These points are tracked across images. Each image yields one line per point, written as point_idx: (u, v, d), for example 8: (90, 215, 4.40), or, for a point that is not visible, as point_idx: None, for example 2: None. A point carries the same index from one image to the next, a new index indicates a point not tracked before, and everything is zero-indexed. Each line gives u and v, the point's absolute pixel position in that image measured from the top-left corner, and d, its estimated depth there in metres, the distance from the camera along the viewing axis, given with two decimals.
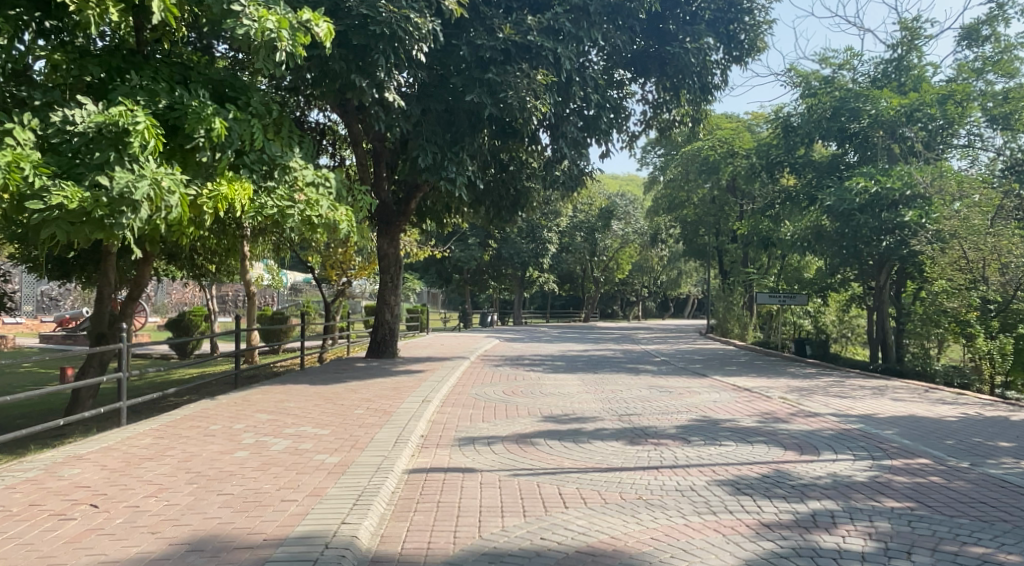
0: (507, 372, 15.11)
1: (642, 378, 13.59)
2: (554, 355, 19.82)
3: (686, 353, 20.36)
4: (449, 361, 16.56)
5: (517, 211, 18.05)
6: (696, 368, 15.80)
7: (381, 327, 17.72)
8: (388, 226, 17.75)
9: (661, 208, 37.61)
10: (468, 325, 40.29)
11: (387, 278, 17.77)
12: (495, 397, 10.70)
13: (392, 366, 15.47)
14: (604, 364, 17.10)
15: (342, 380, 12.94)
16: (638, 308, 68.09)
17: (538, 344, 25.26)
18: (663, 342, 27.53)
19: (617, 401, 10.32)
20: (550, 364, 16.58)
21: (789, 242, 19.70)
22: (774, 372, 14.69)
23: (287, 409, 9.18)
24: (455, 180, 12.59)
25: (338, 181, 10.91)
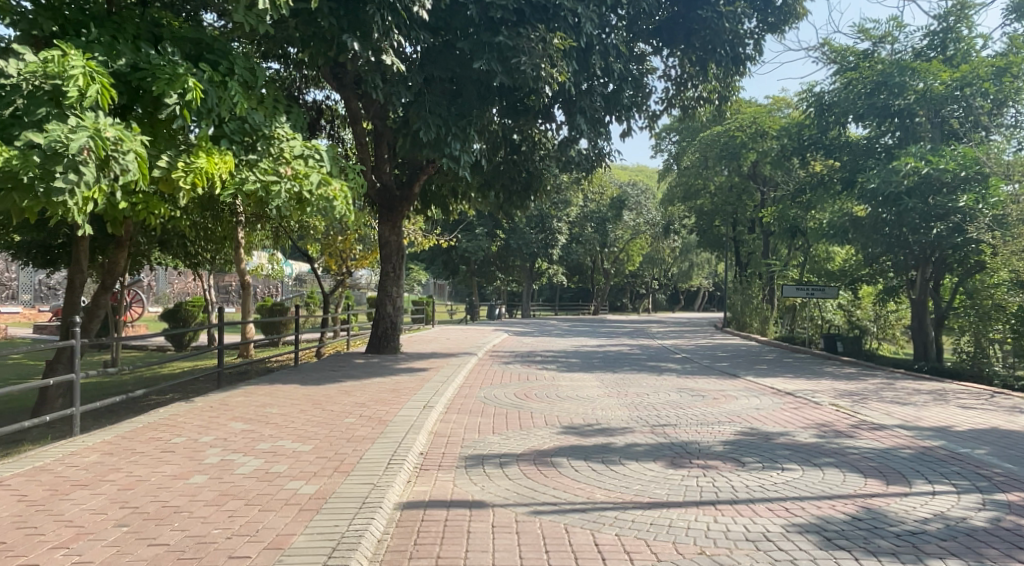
0: (518, 371, 13.84)
1: (668, 379, 12.30)
2: (567, 352, 18.54)
3: (709, 350, 19.02)
4: (455, 358, 15.30)
5: (529, 196, 16.77)
6: (724, 367, 14.50)
7: (382, 320, 16.45)
8: (389, 212, 16.51)
9: (676, 197, 36.22)
10: (475, 318, 39.13)
11: (389, 268, 16.50)
12: (506, 401, 9.45)
13: (393, 363, 14.23)
14: (623, 361, 15.82)
15: (335, 379, 11.70)
16: (649, 301, 66.79)
17: (549, 339, 24.01)
18: (680, 337, 26.20)
19: (646, 407, 9.03)
20: (564, 362, 15.32)
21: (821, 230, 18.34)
22: (812, 373, 13.37)
23: (267, 417, 7.93)
24: (459, 158, 11.37)
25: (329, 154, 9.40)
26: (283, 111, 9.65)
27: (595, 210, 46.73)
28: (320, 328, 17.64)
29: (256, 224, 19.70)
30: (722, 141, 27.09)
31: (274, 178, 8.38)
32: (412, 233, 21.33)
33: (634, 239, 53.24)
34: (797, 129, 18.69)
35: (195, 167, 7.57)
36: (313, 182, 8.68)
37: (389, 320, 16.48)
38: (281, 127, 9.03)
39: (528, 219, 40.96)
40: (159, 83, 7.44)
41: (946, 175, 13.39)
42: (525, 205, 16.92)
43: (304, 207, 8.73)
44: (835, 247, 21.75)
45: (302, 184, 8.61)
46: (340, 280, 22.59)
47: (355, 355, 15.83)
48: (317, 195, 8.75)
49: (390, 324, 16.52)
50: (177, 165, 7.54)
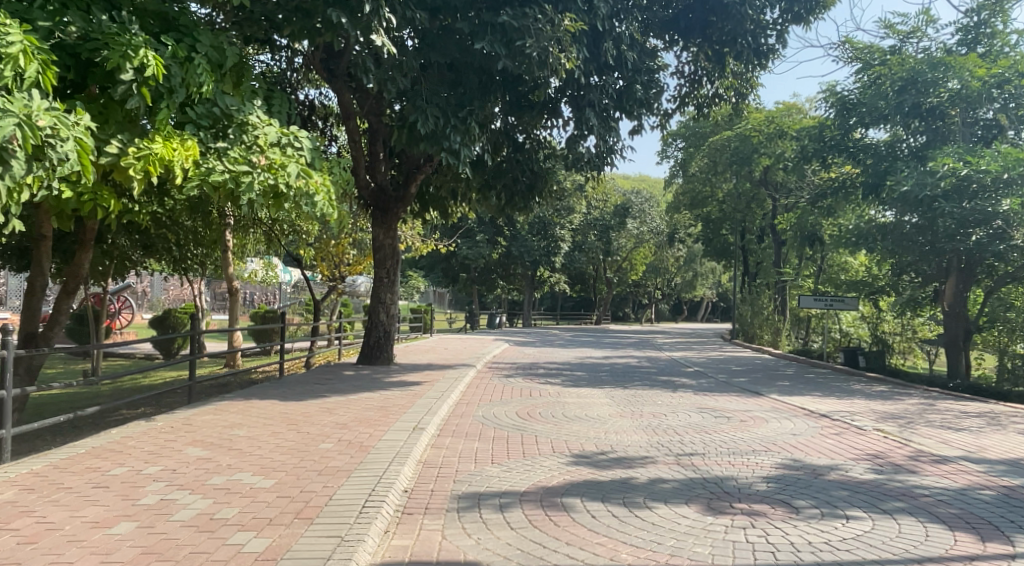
0: (519, 385, 12.77)
1: (685, 396, 11.20)
2: (570, 364, 17.44)
3: (723, 364, 17.88)
4: (452, 370, 14.20)
5: (534, 197, 15.62)
6: (743, 383, 13.40)
7: (373, 329, 15.35)
8: (384, 214, 15.48)
9: (682, 204, 35.20)
10: (475, 327, 38.02)
11: (382, 273, 15.45)
12: (507, 422, 8.37)
13: (385, 375, 13.14)
14: (633, 375, 14.70)
15: (319, 393, 10.61)
16: (651, 311, 65.66)
17: (552, 350, 22.89)
18: (688, 349, 25.10)
19: (667, 432, 7.93)
20: (570, 375, 14.23)
21: (842, 237, 17.29)
22: (839, 390, 12.28)
23: (230, 440, 6.85)
24: (459, 153, 10.27)
25: (312, 143, 8.23)
26: (261, 97, 8.52)
27: (599, 218, 45.75)
28: (310, 337, 16.57)
29: (244, 227, 18.69)
30: (734, 145, 26.07)
31: (245, 168, 7.18)
32: (408, 237, 20.27)
33: (638, 248, 52.21)
34: (819, 130, 17.65)
35: (146, 153, 6.48)
36: (290, 173, 7.44)
37: (382, 329, 15.38)
38: (256, 113, 7.89)
39: (530, 225, 39.92)
40: (109, 54, 6.34)
41: (987, 177, 12.35)
42: (530, 209, 15.79)
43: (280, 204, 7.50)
44: (852, 256, 20.70)
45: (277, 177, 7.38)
46: (332, 285, 21.52)
47: (345, 366, 14.72)
48: (294, 191, 7.50)
49: (383, 333, 15.41)
50: (129, 151, 6.45)
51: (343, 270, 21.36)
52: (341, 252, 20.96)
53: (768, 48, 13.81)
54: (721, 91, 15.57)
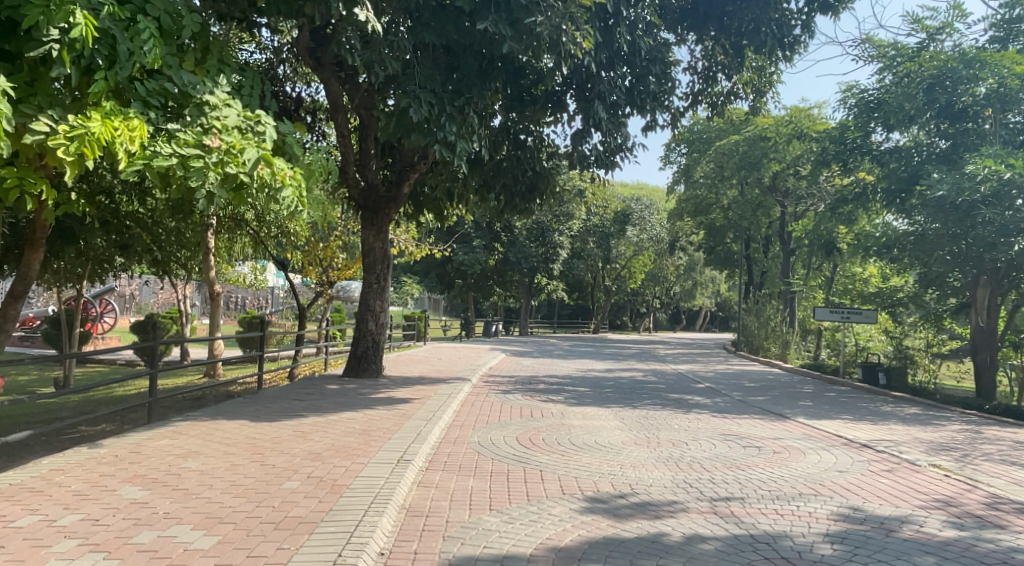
0: (518, 402, 11.68)
1: (702, 418, 10.12)
2: (572, 377, 16.33)
3: (734, 379, 16.80)
4: (446, 385, 13.08)
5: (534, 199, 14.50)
6: (762, 403, 12.33)
7: (361, 338, 14.23)
8: (374, 214, 14.39)
9: (686, 211, 34.19)
10: (471, 335, 36.96)
11: (372, 278, 14.38)
12: (507, 452, 7.27)
13: (372, 391, 12.02)
14: (642, 391, 13.63)
15: (296, 412, 9.49)
16: (650, 320, 64.66)
17: (551, 361, 21.80)
18: (693, 361, 24.04)
19: (692, 467, 6.84)
20: (573, 391, 13.14)
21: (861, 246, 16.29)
22: (869, 413, 11.22)
23: (177, 477, 5.75)
24: (455, 146, 9.23)
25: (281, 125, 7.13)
26: (229, 76, 7.55)
27: (599, 225, 44.80)
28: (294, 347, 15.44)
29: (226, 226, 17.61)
30: (742, 150, 25.11)
31: (197, 152, 6.16)
32: (401, 240, 19.21)
33: (638, 256, 51.27)
34: (840, 132, 16.65)
35: (82, 131, 5.36)
36: (249, 157, 6.36)
37: (370, 338, 14.24)
38: (218, 92, 6.91)
39: (528, 232, 38.94)
40: (27, 9, 5.23)
41: None
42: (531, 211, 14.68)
43: (242, 196, 6.46)
44: (867, 265, 19.70)
45: (235, 164, 6.31)
46: (319, 290, 20.42)
47: (331, 379, 13.58)
48: (258, 181, 6.40)
49: (372, 343, 14.26)
50: (59, 128, 5.29)
51: (330, 274, 20.28)
52: (329, 255, 19.88)
53: (793, 39, 12.83)
54: (738, 87, 14.60)
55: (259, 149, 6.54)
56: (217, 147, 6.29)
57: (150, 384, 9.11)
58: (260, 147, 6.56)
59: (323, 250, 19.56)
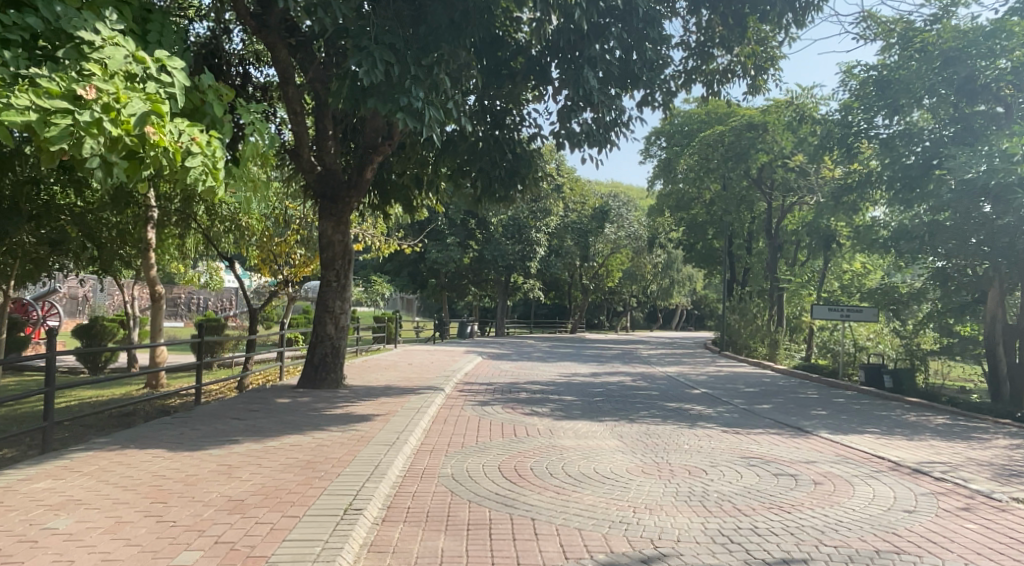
0: (498, 416, 10.16)
1: (712, 435, 8.69)
2: (555, 384, 14.83)
3: (730, 384, 15.46)
4: (415, 396, 11.49)
5: (516, 185, 12.94)
6: (772, 413, 10.95)
7: (318, 344, 12.51)
8: (333, 204, 12.71)
9: (667, 205, 33.00)
10: (444, 336, 35.32)
11: (331, 276, 12.72)
12: (489, 491, 5.75)
13: (330, 405, 10.40)
14: (635, 400, 12.19)
15: (231, 436, 7.85)
16: (626, 319, 63.62)
17: (530, 364, 20.32)
18: (679, 363, 22.74)
19: (725, 510, 5.33)
20: (559, 401, 11.65)
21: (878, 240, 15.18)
22: (894, 424, 9.92)
23: (31, 547, 4.14)
24: (423, 113, 7.66)
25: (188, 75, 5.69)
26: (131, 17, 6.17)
27: (577, 221, 43.48)
28: (244, 355, 13.73)
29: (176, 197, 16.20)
30: (729, 140, 23.94)
31: (63, 105, 4.76)
32: (365, 234, 17.62)
33: (615, 253, 50.14)
34: (843, 116, 15.45)
35: None
36: (134, 111, 4.93)
37: (328, 343, 12.53)
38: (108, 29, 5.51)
39: (503, 228, 37.45)
40: None
41: None
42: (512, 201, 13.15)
43: (135, 167, 5.07)
44: (866, 259, 18.55)
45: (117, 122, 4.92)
46: (274, 290, 18.75)
47: (282, 391, 11.90)
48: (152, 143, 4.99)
49: (330, 349, 12.53)
50: None
51: (286, 271, 18.61)
52: (285, 252, 18.27)
53: (803, 3, 11.50)
54: (737, 62, 13.22)
55: (151, 101, 5.13)
56: (93, 98, 4.87)
57: (45, 406, 7.43)
58: (153, 101, 5.15)
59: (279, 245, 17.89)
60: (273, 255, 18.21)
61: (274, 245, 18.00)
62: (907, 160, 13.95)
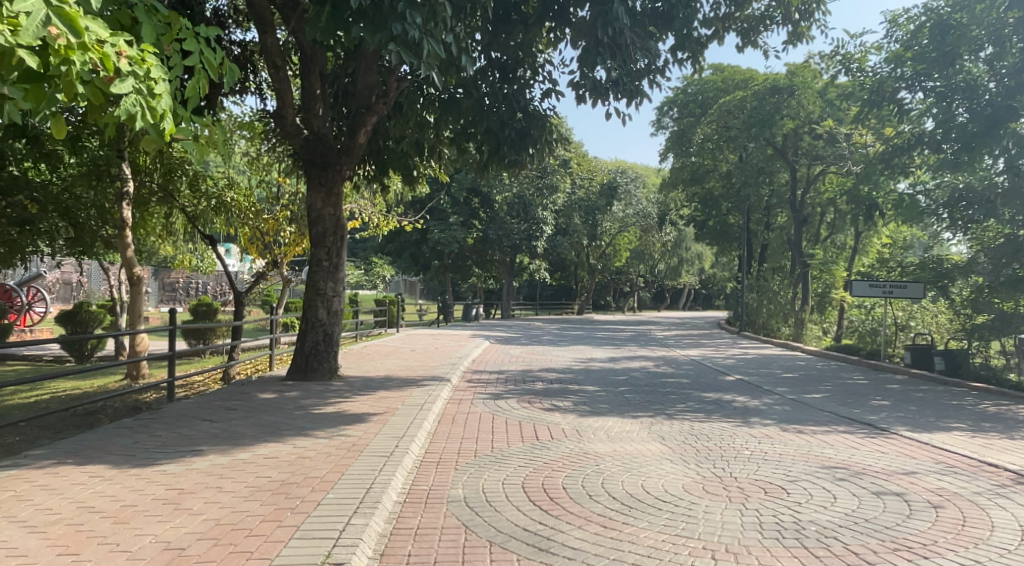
0: (515, 411, 8.78)
1: (771, 434, 7.29)
2: (572, 371, 13.44)
3: (765, 369, 14.08)
4: (419, 388, 10.12)
5: (529, 149, 11.35)
6: (826, 404, 9.54)
7: (309, 331, 11.10)
8: (322, 172, 11.22)
9: (681, 179, 31.52)
10: (449, 319, 33.96)
11: (322, 254, 11.26)
12: (514, 528, 4.37)
13: (319, 401, 9.03)
14: (664, 390, 10.79)
15: (194, 445, 6.48)
16: (633, 300, 62.27)
17: (541, 349, 18.97)
18: (699, 346, 21.40)
19: (838, 556, 3.92)
20: (582, 393, 10.27)
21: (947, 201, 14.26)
22: (974, 416, 8.54)
23: None
24: (417, 43, 6.55)
25: None
26: None
27: (584, 198, 42.00)
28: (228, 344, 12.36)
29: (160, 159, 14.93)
30: (751, 106, 22.50)
31: None
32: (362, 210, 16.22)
33: (623, 232, 48.75)
34: (890, 69, 14.01)
35: None
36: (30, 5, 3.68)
37: (320, 330, 11.12)
38: None
39: (508, 206, 35.99)
40: None
41: None
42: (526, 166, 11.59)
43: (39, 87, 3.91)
44: (906, 229, 17.12)
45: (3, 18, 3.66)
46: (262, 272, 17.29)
47: (267, 384, 10.50)
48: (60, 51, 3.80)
49: (322, 337, 11.11)
50: None
51: (276, 252, 17.11)
52: (275, 230, 16.73)
53: None
54: (776, 7, 11.76)
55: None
56: None
57: None
58: None
59: (268, 224, 16.40)
60: (261, 234, 16.70)
61: (260, 223, 16.44)
62: (956, 119, 12.63)
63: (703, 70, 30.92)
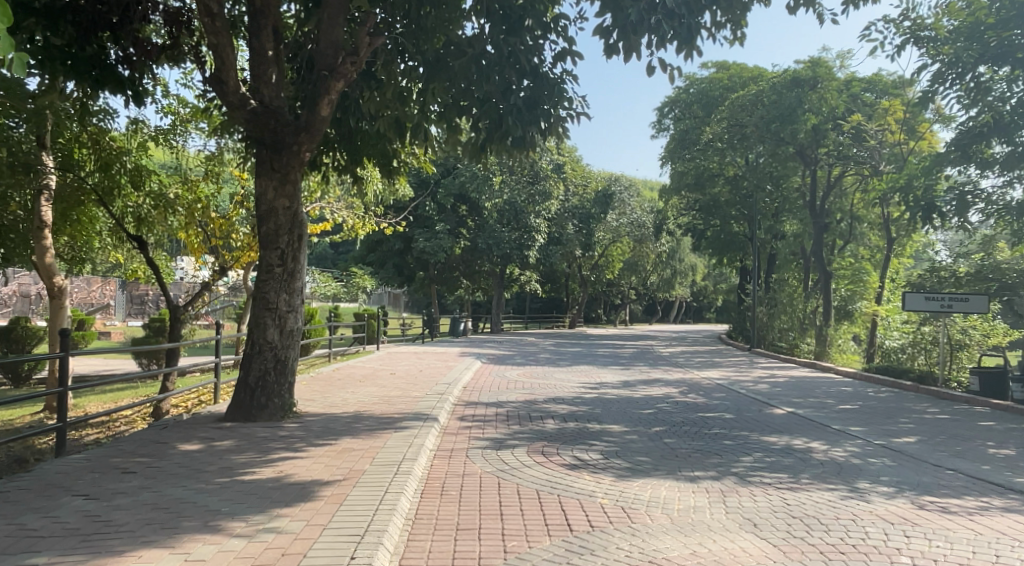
0: (525, 469, 6.36)
1: (911, 518, 4.96)
2: (585, 402, 11.05)
3: (813, 398, 11.80)
4: (398, 432, 7.71)
5: (540, 123, 8.84)
6: (934, 454, 7.23)
7: (255, 357, 8.63)
8: (274, 152, 8.81)
9: (684, 183, 29.43)
10: (435, 334, 31.57)
11: (274, 258, 8.80)
12: None
13: (260, 457, 6.59)
14: (712, 431, 8.45)
15: (29, 554, 4.02)
16: (624, 313, 60.11)
17: (541, 370, 16.60)
18: (716, 366, 19.14)
19: None
20: (609, 439, 7.90)
21: None
22: None
23: None
24: None
25: None
26: None
27: (579, 206, 39.74)
28: (159, 372, 9.89)
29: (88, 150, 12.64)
30: (768, 101, 20.48)
31: None
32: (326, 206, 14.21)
33: (616, 242, 46.67)
34: (968, 44, 11.88)
35: None
36: None
37: (270, 356, 8.65)
38: None
39: (498, 214, 33.74)
40: None
41: None
42: (534, 148, 9.08)
43: None
44: (960, 234, 14.98)
45: None
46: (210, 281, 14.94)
47: (197, 428, 7.99)
48: None
49: (273, 364, 8.67)
50: None
51: (222, 257, 15.18)
52: (225, 231, 14.91)
53: None
54: None
55: None
56: None
57: None
58: None
59: (214, 224, 14.58)
60: (206, 236, 14.80)
61: (206, 224, 14.55)
62: None
63: (706, 69, 29.12)
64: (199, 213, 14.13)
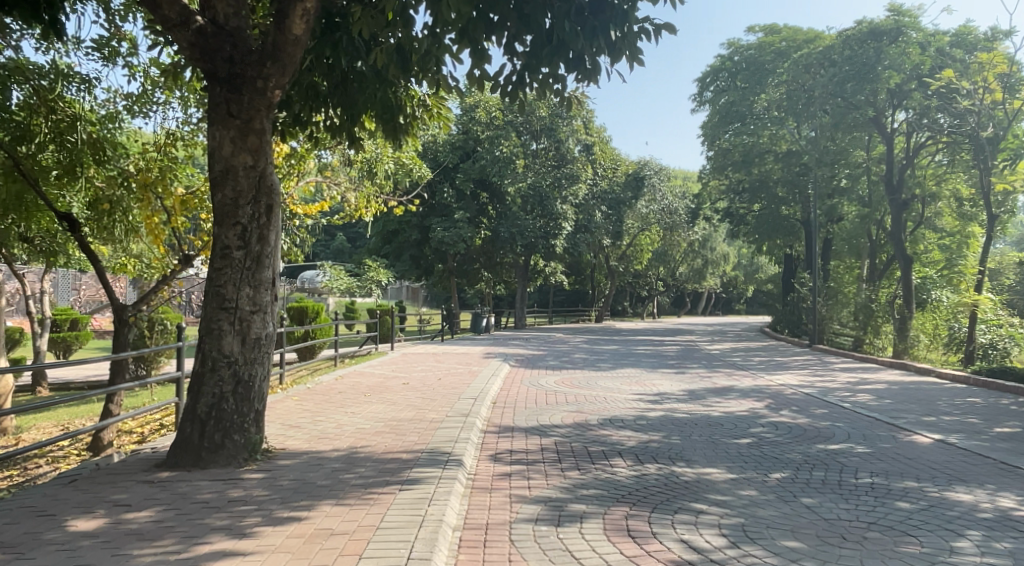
0: None
1: None
2: (656, 426, 8.42)
3: (948, 417, 9.08)
4: (404, 493, 5.16)
5: (610, 32, 6.16)
6: None
7: (207, 376, 6.14)
8: (231, 88, 6.20)
9: (731, 161, 26.61)
10: (455, 330, 29.07)
11: (232, 237, 6.27)
12: None
13: (182, 550, 4.07)
14: (864, 483, 5.80)
15: None
16: (653, 306, 57.23)
17: (583, 375, 14.03)
18: (783, 367, 16.41)
19: None
20: (722, 499, 5.29)
21: None
22: None
23: None
24: None
25: None
26: None
27: (609, 191, 36.94)
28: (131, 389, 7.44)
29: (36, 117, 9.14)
30: (840, 58, 18.35)
31: None
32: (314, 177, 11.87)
33: (647, 229, 43.90)
34: None
35: None
36: None
37: (228, 374, 6.16)
38: None
39: (523, 200, 31.07)
40: None
41: None
42: (600, 73, 6.40)
43: None
44: None
45: None
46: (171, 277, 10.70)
47: (116, 484, 5.48)
48: None
49: (232, 387, 6.17)
50: None
51: (188, 244, 11.73)
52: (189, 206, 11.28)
53: None
54: None
55: None
56: None
57: None
58: None
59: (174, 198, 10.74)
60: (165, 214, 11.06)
61: (162, 198, 10.74)
62: None
63: (752, 34, 26.32)
64: (155, 184, 10.39)
